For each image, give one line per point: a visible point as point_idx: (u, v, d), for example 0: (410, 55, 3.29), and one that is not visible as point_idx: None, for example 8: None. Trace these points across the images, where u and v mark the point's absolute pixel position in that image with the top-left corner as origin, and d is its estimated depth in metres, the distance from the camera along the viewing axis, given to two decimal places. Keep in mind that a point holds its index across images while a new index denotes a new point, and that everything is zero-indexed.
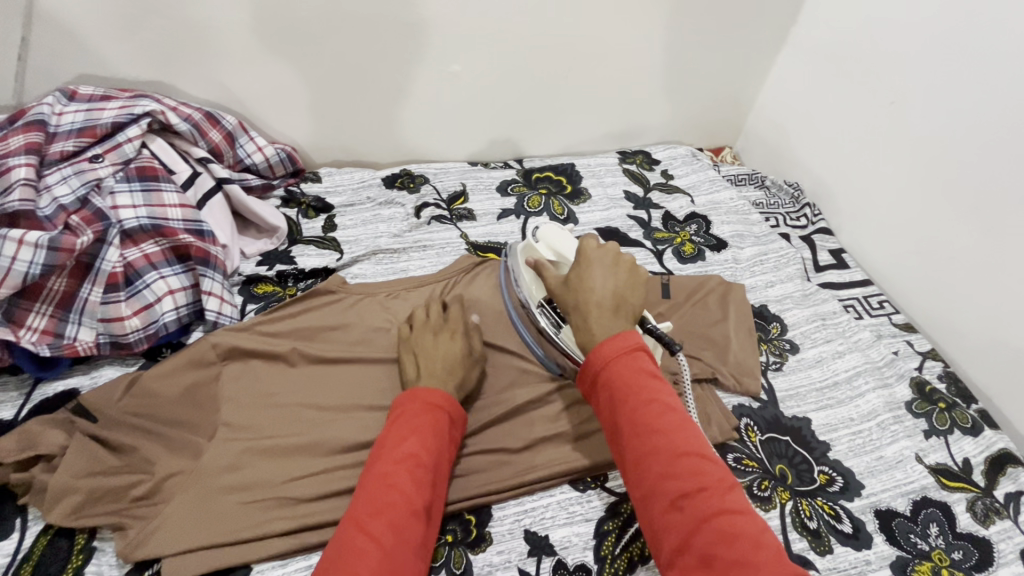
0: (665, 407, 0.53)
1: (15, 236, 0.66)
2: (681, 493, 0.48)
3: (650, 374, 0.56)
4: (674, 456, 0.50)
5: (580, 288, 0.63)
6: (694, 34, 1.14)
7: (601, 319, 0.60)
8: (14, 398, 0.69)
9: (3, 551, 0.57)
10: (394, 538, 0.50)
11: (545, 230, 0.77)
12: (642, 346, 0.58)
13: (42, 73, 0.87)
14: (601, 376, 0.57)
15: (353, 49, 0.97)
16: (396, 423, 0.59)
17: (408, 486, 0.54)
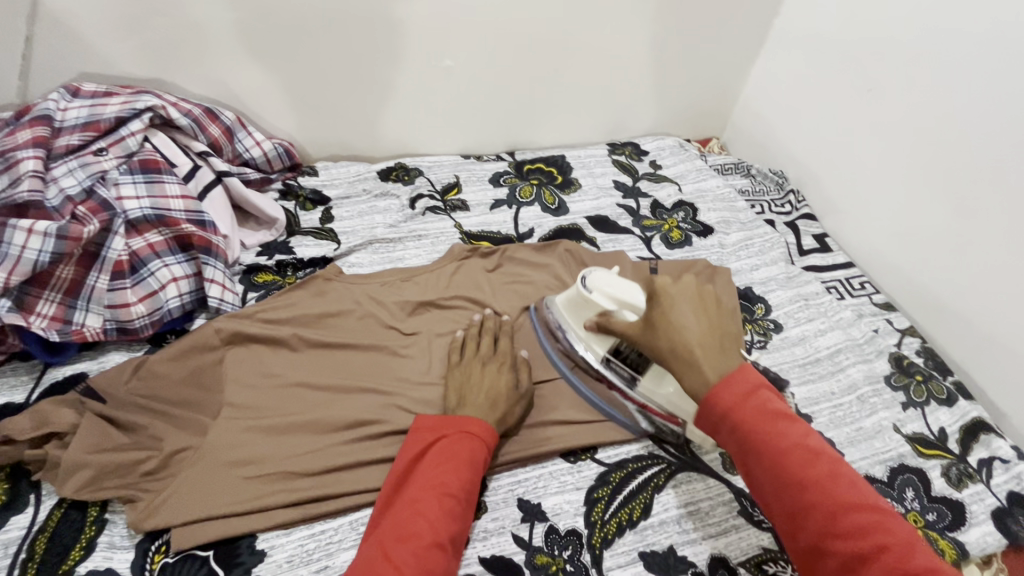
0: (815, 458, 0.51)
1: (25, 225, 0.70)
2: (859, 556, 0.47)
3: (785, 416, 0.53)
4: (840, 515, 0.49)
5: (669, 332, 0.60)
6: (680, 27, 1.18)
7: (711, 358, 0.57)
8: (25, 382, 0.72)
9: (19, 523, 0.60)
10: (416, 562, 0.50)
11: (598, 278, 0.70)
12: (762, 382, 0.55)
13: (45, 71, 0.90)
14: (728, 423, 0.54)
15: (349, 44, 1.00)
16: (436, 447, 0.61)
17: (434, 515, 0.55)
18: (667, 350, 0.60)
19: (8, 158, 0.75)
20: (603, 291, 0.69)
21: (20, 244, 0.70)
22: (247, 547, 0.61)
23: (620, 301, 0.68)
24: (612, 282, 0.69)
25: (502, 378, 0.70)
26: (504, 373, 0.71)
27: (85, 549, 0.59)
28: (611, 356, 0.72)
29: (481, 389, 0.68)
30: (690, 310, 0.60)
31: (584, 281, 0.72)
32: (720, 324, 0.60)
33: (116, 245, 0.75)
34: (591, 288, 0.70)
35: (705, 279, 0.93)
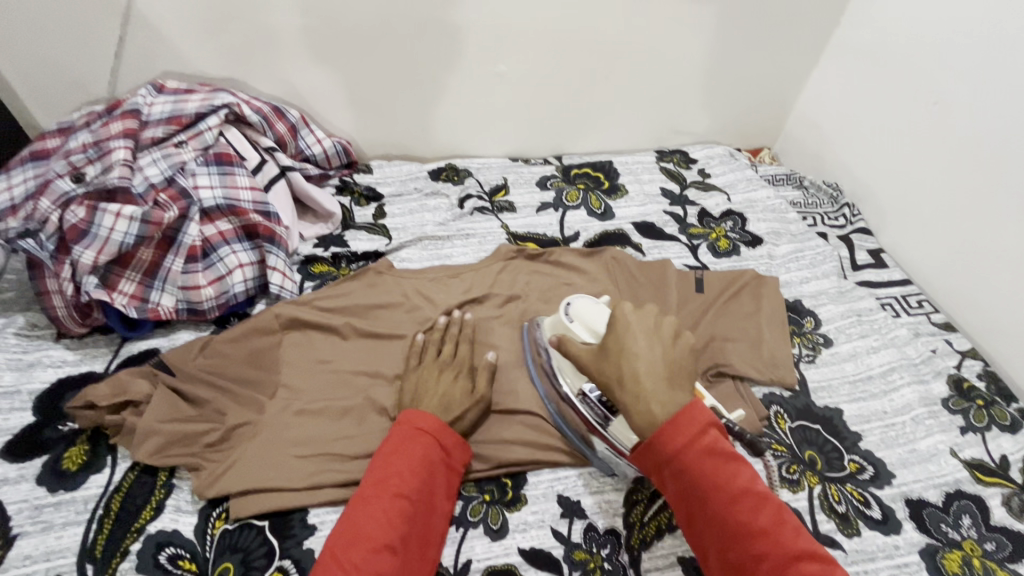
0: (755, 493, 0.52)
1: (114, 210, 0.76)
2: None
3: (733, 460, 0.54)
4: (788, 563, 0.49)
5: (622, 360, 0.59)
6: (735, 36, 1.17)
7: (660, 392, 0.57)
8: (105, 353, 0.78)
9: (97, 482, 0.65)
10: (364, 567, 0.51)
11: (579, 306, 0.68)
12: (711, 420, 0.55)
13: (132, 69, 0.97)
14: (673, 468, 0.54)
15: (407, 48, 1.03)
16: (388, 444, 0.60)
17: (383, 519, 0.54)
18: (616, 378, 0.59)
19: (101, 147, 0.81)
20: (586, 324, 0.66)
21: (108, 226, 0.76)
22: (299, 520, 0.64)
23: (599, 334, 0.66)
24: (595, 314, 0.67)
25: (457, 383, 0.69)
26: (460, 379, 0.69)
27: (155, 509, 0.63)
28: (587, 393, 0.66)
29: (433, 394, 0.67)
30: (647, 340, 0.60)
31: (567, 307, 0.69)
32: (675, 354, 0.60)
33: (191, 231, 0.81)
34: (572, 316, 0.68)
35: (751, 289, 0.92)
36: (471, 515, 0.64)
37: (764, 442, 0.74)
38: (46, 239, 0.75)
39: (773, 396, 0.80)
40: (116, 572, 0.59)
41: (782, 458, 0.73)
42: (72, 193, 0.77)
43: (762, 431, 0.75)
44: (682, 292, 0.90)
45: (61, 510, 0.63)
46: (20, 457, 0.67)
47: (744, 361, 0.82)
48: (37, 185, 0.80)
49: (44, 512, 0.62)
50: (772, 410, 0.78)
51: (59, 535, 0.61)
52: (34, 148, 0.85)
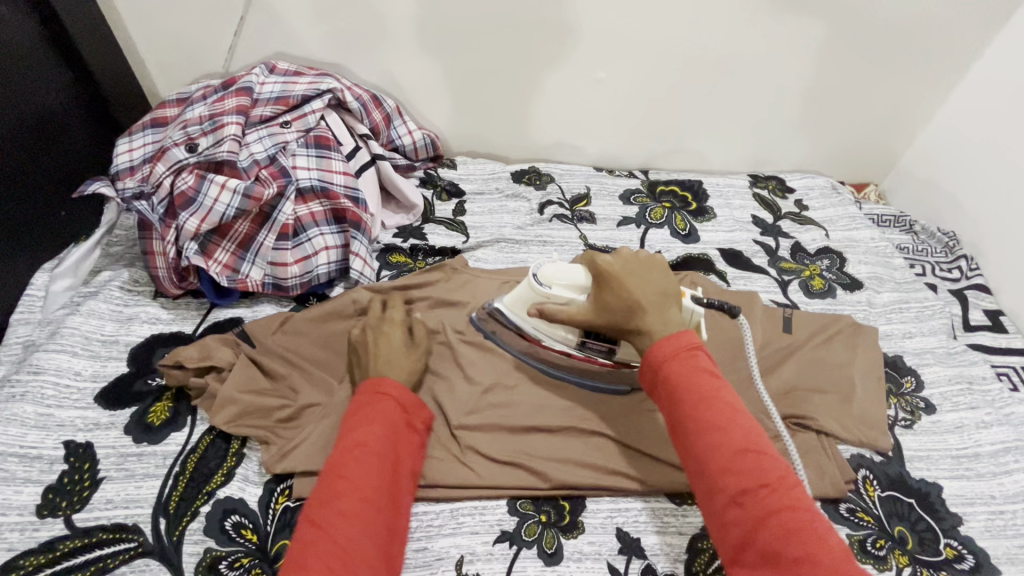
0: (727, 405, 0.52)
1: (221, 181, 0.80)
2: (742, 490, 0.48)
3: (709, 372, 0.55)
4: (745, 467, 0.49)
5: (624, 297, 0.62)
6: (857, 61, 1.08)
7: (658, 320, 0.60)
8: (194, 316, 0.83)
9: (177, 440, 0.68)
10: (342, 521, 0.49)
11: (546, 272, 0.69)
12: (699, 344, 0.57)
13: (248, 48, 1.02)
14: (660, 376, 0.56)
15: (509, 47, 1.02)
16: (352, 412, 0.58)
17: (355, 475, 0.52)
18: (620, 314, 0.62)
19: (215, 120, 0.85)
20: (563, 282, 0.68)
21: (213, 197, 0.79)
22: None
23: (579, 285, 0.67)
24: (564, 271, 0.68)
25: (401, 337, 0.69)
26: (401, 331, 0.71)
27: (225, 476, 0.66)
28: (585, 337, 0.70)
29: (380, 353, 0.66)
30: (639, 280, 0.63)
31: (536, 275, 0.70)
32: (664, 282, 0.64)
33: (286, 209, 0.83)
34: (547, 282, 0.69)
35: (847, 337, 0.84)
36: (526, 534, 0.63)
37: (848, 508, 0.69)
38: (157, 202, 0.80)
39: (862, 458, 0.74)
40: (185, 530, 0.61)
41: (868, 529, 0.67)
42: (184, 161, 0.81)
43: (846, 495, 0.69)
44: (769, 330, 0.84)
45: (142, 461, 0.66)
46: (112, 405, 0.71)
47: (833, 416, 0.75)
48: (155, 151, 0.85)
49: (128, 461, 0.66)
50: (861, 474, 0.72)
51: (138, 485, 0.64)
52: (155, 115, 0.91)
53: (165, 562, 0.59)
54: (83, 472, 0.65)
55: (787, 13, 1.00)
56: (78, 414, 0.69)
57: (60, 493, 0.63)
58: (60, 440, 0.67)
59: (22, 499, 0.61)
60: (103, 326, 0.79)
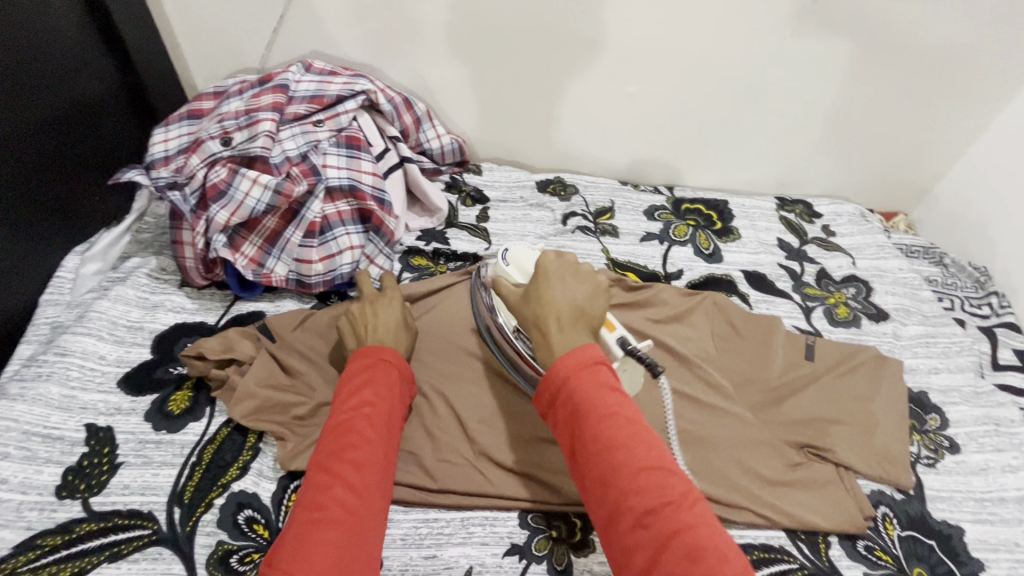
0: (630, 422, 0.48)
1: (253, 176, 0.81)
2: (647, 511, 0.43)
3: (612, 388, 0.50)
4: (647, 486, 0.44)
5: (538, 305, 0.58)
6: (893, 89, 1.07)
7: (564, 337, 0.54)
8: (218, 307, 0.84)
9: (195, 430, 0.69)
10: (359, 471, 0.52)
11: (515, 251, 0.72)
12: (602, 358, 0.52)
13: (285, 46, 1.04)
14: (562, 393, 0.51)
15: (542, 57, 1.03)
16: (353, 375, 0.61)
17: (367, 431, 0.55)
18: (531, 321, 0.58)
19: (250, 115, 0.85)
20: (517, 265, 0.70)
21: (244, 191, 0.80)
22: None
23: (529, 272, 0.69)
24: (528, 254, 0.71)
25: (398, 314, 0.71)
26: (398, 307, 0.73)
27: (240, 469, 0.66)
28: (521, 327, 0.67)
29: (377, 321, 0.69)
30: (564, 287, 0.59)
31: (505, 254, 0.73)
32: (593, 302, 0.58)
33: (314, 207, 0.84)
34: (509, 262, 0.72)
35: (871, 369, 0.83)
36: (537, 549, 0.62)
37: (865, 545, 0.67)
38: (190, 193, 0.81)
39: (882, 494, 0.72)
40: (198, 521, 0.61)
41: (885, 569, 0.66)
42: (218, 154, 0.82)
43: (865, 532, 0.68)
44: (790, 357, 0.83)
45: (160, 449, 0.67)
46: (134, 391, 0.72)
47: (854, 449, 0.74)
48: (190, 142, 0.86)
49: (146, 448, 0.67)
50: (880, 511, 0.71)
51: (155, 472, 0.65)
52: (192, 107, 0.92)
53: (178, 552, 0.59)
54: (103, 456, 0.66)
55: (823, 37, 0.99)
56: (100, 397, 0.71)
57: (79, 475, 0.63)
58: (82, 422, 0.68)
59: (42, 479, 0.62)
60: (129, 312, 0.80)
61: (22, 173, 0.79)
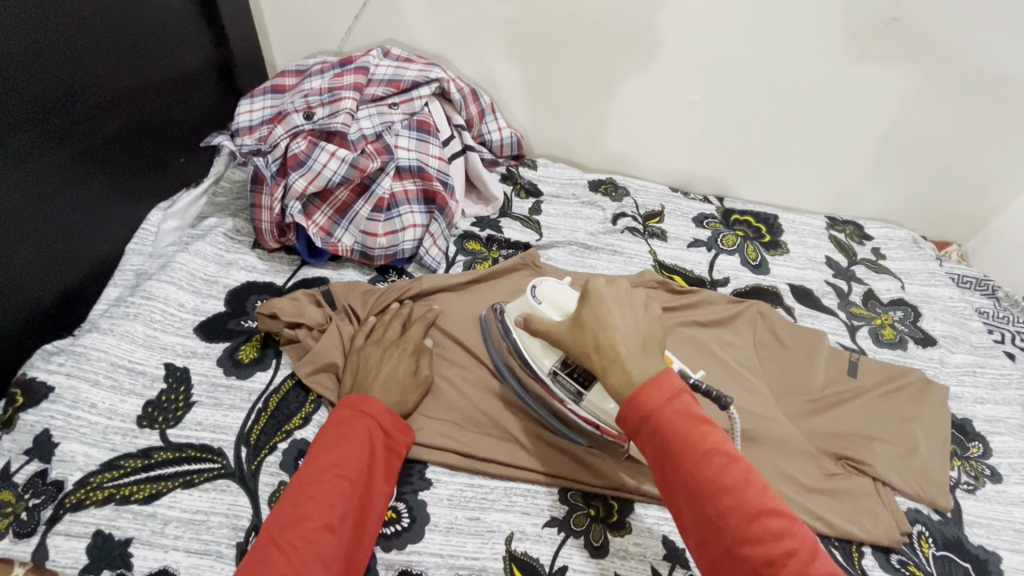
0: (728, 460, 0.47)
1: (332, 150, 0.86)
2: (765, 561, 0.42)
3: (702, 420, 0.49)
4: (762, 534, 0.43)
5: (598, 327, 0.57)
6: (959, 117, 1.06)
7: (634, 357, 0.54)
8: (286, 270, 0.89)
9: (261, 379, 0.74)
10: (306, 547, 0.50)
11: (544, 289, 0.69)
12: (684, 388, 0.51)
13: (363, 32, 1.09)
14: (652, 429, 0.50)
15: (607, 60, 1.06)
16: (331, 427, 0.60)
17: (329, 498, 0.54)
18: (592, 346, 0.57)
19: (332, 93, 0.91)
20: (553, 302, 0.67)
21: (323, 162, 0.86)
22: (417, 472, 0.68)
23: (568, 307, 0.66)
24: (561, 292, 0.68)
25: (402, 364, 0.69)
26: (406, 360, 0.70)
27: (302, 420, 0.70)
28: (558, 369, 0.66)
29: (378, 374, 0.67)
30: (623, 312, 0.58)
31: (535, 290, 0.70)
32: (653, 330, 0.58)
33: (384, 184, 0.89)
34: (540, 298, 0.68)
35: (914, 390, 0.83)
36: (575, 524, 0.65)
37: (899, 560, 0.68)
38: (271, 160, 0.86)
39: (919, 513, 0.73)
40: (262, 462, 0.66)
41: None
42: (301, 127, 0.88)
43: (899, 547, 0.69)
44: (832, 370, 0.83)
45: (230, 393, 0.72)
46: (209, 337, 0.78)
47: (892, 466, 0.74)
48: (274, 114, 0.92)
49: (218, 390, 0.72)
50: (916, 529, 0.71)
51: (225, 413, 0.70)
52: (275, 82, 0.98)
53: (243, 487, 0.63)
54: (179, 393, 0.71)
55: (892, 59, 0.99)
56: (178, 340, 0.76)
57: (157, 409, 0.69)
58: (162, 361, 0.73)
59: (126, 408, 0.68)
60: (206, 266, 0.86)
61: (122, 131, 0.85)
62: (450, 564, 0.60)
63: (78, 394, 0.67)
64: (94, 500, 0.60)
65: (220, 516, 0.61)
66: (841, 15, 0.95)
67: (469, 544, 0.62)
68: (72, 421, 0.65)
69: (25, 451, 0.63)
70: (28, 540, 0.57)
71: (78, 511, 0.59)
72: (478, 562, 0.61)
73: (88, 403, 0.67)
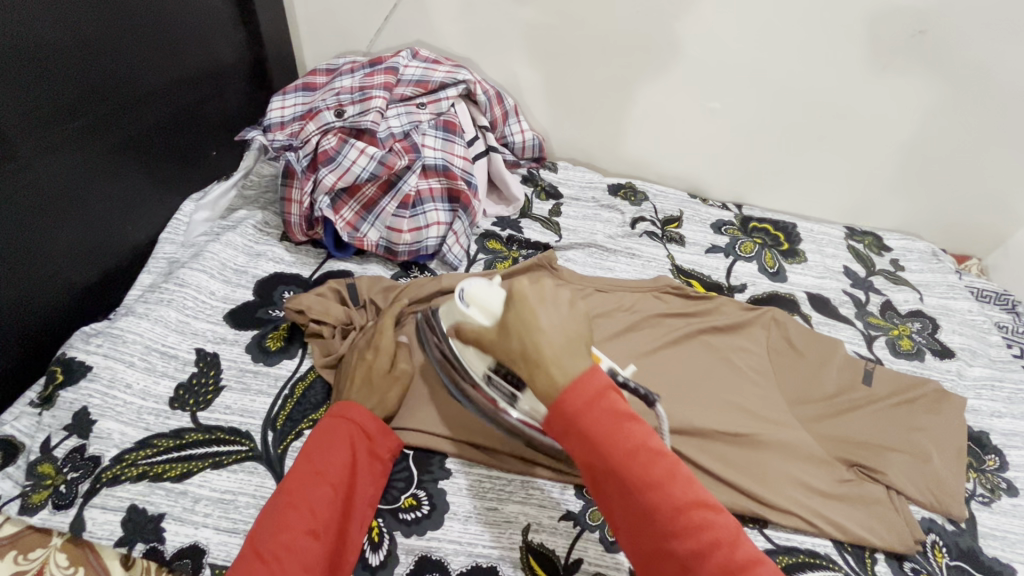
0: (652, 456, 0.47)
1: (361, 147, 0.88)
2: (692, 552, 0.44)
3: (625, 417, 0.48)
4: (675, 509, 0.45)
5: (524, 332, 0.55)
6: (983, 132, 1.06)
7: (564, 363, 0.52)
8: (313, 262, 0.92)
9: (288, 367, 0.76)
10: (287, 555, 0.52)
11: (472, 293, 0.64)
12: (610, 383, 0.50)
13: (392, 33, 1.12)
14: (574, 430, 0.49)
15: (631, 66, 1.08)
16: (315, 435, 0.61)
17: (309, 507, 0.55)
18: (520, 354, 0.55)
19: (363, 92, 0.93)
20: (481, 305, 0.63)
21: (352, 159, 0.88)
22: (438, 462, 0.69)
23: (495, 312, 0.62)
24: (487, 293, 0.63)
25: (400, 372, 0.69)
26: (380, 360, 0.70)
27: (328, 409, 0.72)
28: (492, 372, 0.65)
29: (355, 379, 0.68)
30: (551, 313, 0.56)
31: (463, 293, 0.66)
32: (578, 330, 0.56)
33: (411, 181, 0.91)
34: (468, 301, 0.64)
35: (931, 401, 0.82)
36: (591, 519, 0.66)
37: (912, 568, 0.69)
38: (302, 155, 0.89)
39: (933, 523, 0.73)
40: (289, 447, 0.68)
41: None
42: (332, 124, 0.90)
43: (913, 555, 0.69)
44: (848, 379, 0.84)
45: (258, 379, 0.74)
46: (238, 325, 0.80)
47: (906, 475, 0.74)
48: (305, 111, 0.95)
49: (246, 376, 0.74)
50: (930, 538, 0.72)
51: (253, 398, 0.72)
52: (307, 81, 1.01)
53: (270, 470, 0.65)
54: (209, 376, 0.73)
55: (916, 72, 1.00)
56: (209, 327, 0.79)
57: (188, 391, 0.71)
58: (193, 345, 0.76)
59: (159, 389, 0.70)
60: (236, 257, 0.88)
61: (160, 124, 0.89)
62: (469, 552, 0.62)
63: (115, 374, 0.70)
64: (129, 476, 0.62)
65: (248, 496, 0.63)
66: (866, 26, 0.96)
67: (486, 533, 0.64)
68: (109, 400, 0.68)
69: (65, 426, 0.65)
70: (67, 511, 0.59)
71: (114, 485, 0.61)
72: (496, 551, 0.62)
73: (124, 383, 0.70)
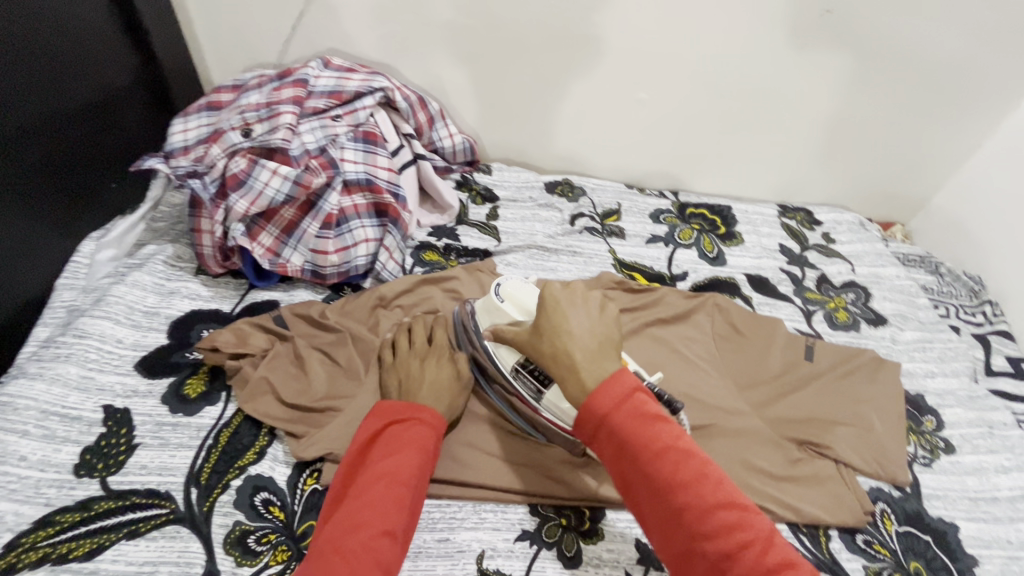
0: (682, 452, 0.48)
1: (272, 168, 0.83)
2: (724, 553, 0.43)
3: (658, 418, 0.50)
4: (704, 509, 0.45)
5: (556, 334, 0.59)
6: (895, 103, 1.10)
7: (591, 363, 0.55)
8: (233, 295, 0.85)
9: (211, 414, 0.70)
10: (365, 552, 0.48)
11: (508, 289, 0.71)
12: (638, 385, 0.52)
13: (303, 42, 1.06)
14: (605, 431, 0.51)
15: (554, 61, 1.05)
16: (381, 438, 0.58)
17: (383, 503, 0.52)
18: (550, 356, 0.58)
19: (271, 108, 0.86)
20: (515, 301, 0.70)
21: (264, 181, 0.82)
22: None
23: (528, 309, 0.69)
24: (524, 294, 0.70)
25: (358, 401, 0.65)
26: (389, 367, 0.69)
27: (257, 454, 0.67)
28: (521, 367, 0.67)
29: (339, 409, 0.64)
30: (582, 316, 0.60)
31: (497, 289, 0.72)
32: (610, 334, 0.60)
33: (332, 199, 0.86)
34: (503, 297, 0.71)
35: (868, 370, 0.85)
36: (547, 535, 0.64)
37: (865, 540, 0.70)
38: (209, 182, 0.83)
39: (881, 491, 0.75)
40: (215, 502, 0.62)
41: (883, 562, 0.68)
42: (239, 145, 0.84)
43: (864, 526, 0.71)
44: (791, 358, 0.85)
45: (177, 431, 0.68)
46: (152, 373, 0.73)
47: (852, 449, 0.76)
48: (210, 133, 0.88)
49: (163, 430, 0.68)
50: (879, 507, 0.73)
51: (172, 454, 0.66)
52: (211, 99, 0.93)
53: (195, 531, 0.60)
54: (120, 436, 0.66)
55: (829, 50, 1.02)
56: (117, 379, 0.71)
57: (97, 455, 0.64)
58: (100, 403, 0.69)
59: (60, 457, 0.63)
60: (146, 297, 0.81)
61: (44, 160, 0.80)
62: None
63: (6, 447, 0.62)
64: (28, 562, 0.55)
65: (171, 565, 0.57)
66: (779, 8, 0.97)
67: (439, 568, 0.60)
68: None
69: None
70: None
71: None
72: None
73: (17, 456, 0.62)
